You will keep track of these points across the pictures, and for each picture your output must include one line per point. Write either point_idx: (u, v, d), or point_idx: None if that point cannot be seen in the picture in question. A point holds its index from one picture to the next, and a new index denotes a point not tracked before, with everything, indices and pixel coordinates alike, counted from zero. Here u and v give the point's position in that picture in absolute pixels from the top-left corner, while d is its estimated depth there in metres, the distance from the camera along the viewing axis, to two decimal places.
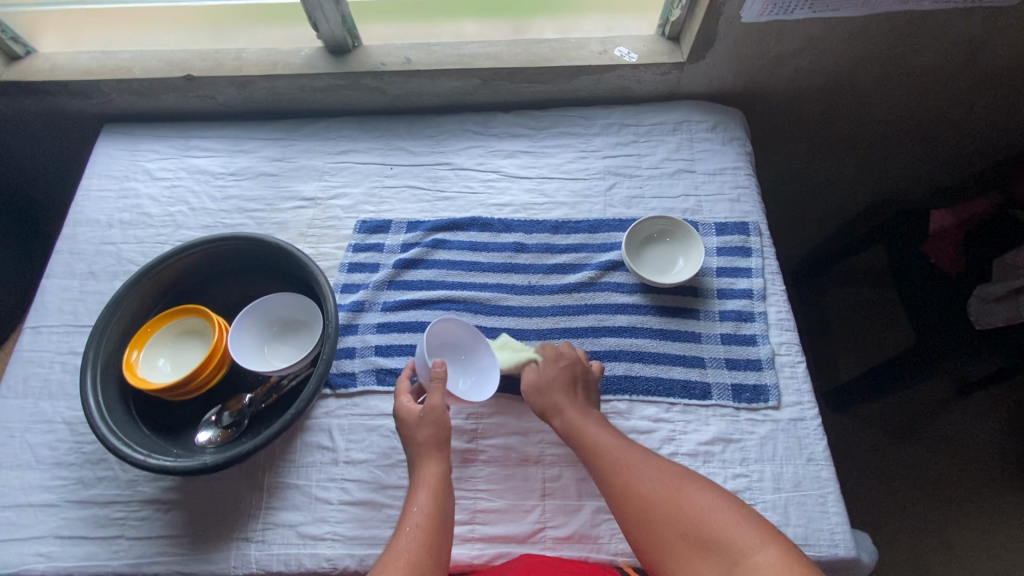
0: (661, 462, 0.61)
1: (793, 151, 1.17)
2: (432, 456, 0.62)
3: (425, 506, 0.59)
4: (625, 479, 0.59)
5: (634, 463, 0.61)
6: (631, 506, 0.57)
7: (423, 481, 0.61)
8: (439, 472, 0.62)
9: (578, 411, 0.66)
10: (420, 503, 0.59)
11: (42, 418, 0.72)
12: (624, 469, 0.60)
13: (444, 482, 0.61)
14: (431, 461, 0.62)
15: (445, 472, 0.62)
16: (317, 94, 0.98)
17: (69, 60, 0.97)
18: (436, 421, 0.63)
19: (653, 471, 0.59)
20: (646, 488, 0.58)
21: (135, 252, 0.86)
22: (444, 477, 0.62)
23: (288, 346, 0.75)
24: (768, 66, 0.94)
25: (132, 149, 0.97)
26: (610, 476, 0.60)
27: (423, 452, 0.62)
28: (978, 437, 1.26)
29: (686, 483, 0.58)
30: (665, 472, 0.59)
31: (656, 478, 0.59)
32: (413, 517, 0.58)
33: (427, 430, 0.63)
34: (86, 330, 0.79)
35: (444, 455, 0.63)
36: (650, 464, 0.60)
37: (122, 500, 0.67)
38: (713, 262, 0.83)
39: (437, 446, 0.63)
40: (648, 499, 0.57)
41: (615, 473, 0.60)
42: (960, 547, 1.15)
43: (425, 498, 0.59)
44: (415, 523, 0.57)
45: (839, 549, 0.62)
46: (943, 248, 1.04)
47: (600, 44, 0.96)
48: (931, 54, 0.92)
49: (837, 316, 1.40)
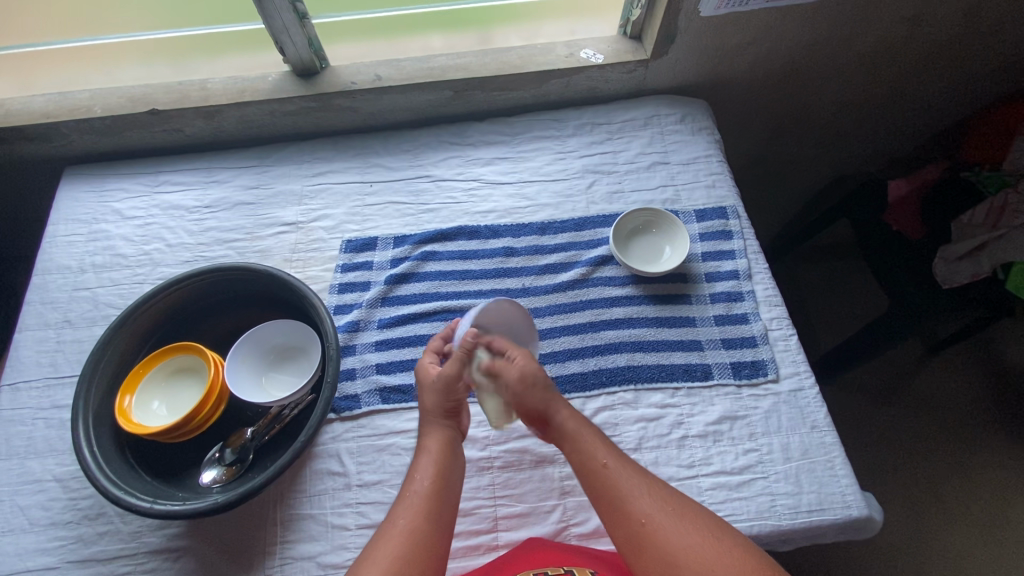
0: (683, 499, 0.56)
1: (757, 135, 1.21)
2: (437, 421, 0.63)
3: (427, 472, 0.58)
4: (645, 513, 0.54)
5: (656, 498, 0.55)
6: (651, 546, 0.52)
7: (426, 447, 0.61)
8: (443, 437, 0.62)
9: (580, 429, 0.61)
10: (423, 468, 0.59)
11: (31, 478, 0.68)
12: (644, 502, 0.54)
13: (449, 447, 0.61)
14: (434, 428, 0.63)
15: (451, 438, 0.62)
16: (288, 118, 0.97)
17: (24, 104, 0.93)
18: (446, 391, 0.63)
19: (678, 511, 0.54)
20: (671, 530, 0.52)
21: (113, 295, 0.83)
22: (450, 443, 0.62)
23: (287, 374, 0.73)
24: (727, 57, 0.98)
25: (100, 190, 0.93)
26: (628, 505, 0.55)
27: (430, 419, 0.63)
28: (952, 392, 1.32)
29: (718, 531, 0.52)
30: (693, 516, 0.54)
31: (683, 520, 0.53)
32: (413, 483, 0.58)
33: (437, 397, 0.63)
34: (69, 381, 0.75)
35: (450, 421, 0.63)
36: (673, 500, 0.55)
37: (128, 554, 0.63)
38: (698, 248, 0.85)
39: (445, 412, 0.63)
40: (670, 542, 0.52)
41: (631, 501, 0.55)
42: (950, 498, 1.20)
43: (428, 464, 0.59)
44: (415, 490, 0.57)
45: (852, 510, 0.64)
46: (904, 215, 1.10)
47: (566, 48, 0.98)
48: (874, 35, 0.98)
49: (811, 291, 1.46)
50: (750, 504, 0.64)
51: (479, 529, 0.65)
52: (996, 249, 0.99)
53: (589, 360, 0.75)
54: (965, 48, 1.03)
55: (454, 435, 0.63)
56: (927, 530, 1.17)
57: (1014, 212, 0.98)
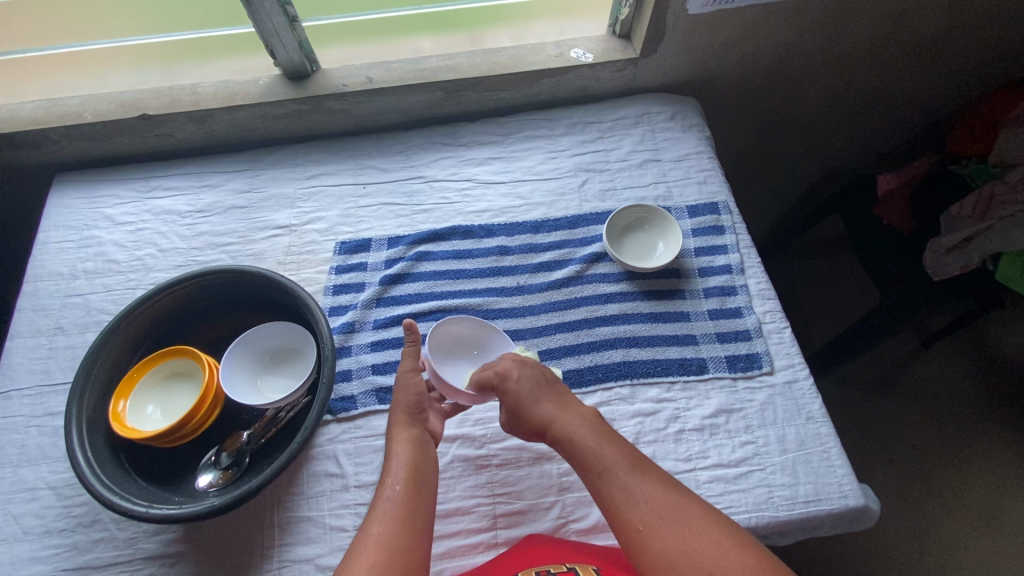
0: (684, 502, 0.55)
1: (748, 132, 1.23)
2: (405, 422, 0.63)
3: (398, 476, 0.59)
4: (643, 521, 0.54)
5: (654, 502, 0.54)
6: (645, 551, 0.52)
7: (395, 450, 0.61)
8: (409, 437, 0.62)
9: (577, 430, 0.61)
10: (393, 473, 0.59)
11: (24, 486, 0.67)
12: (640, 509, 0.54)
13: (418, 445, 0.62)
14: (401, 428, 0.63)
15: (419, 436, 0.63)
16: (280, 121, 0.97)
17: (12, 111, 0.92)
18: (405, 387, 0.66)
19: (677, 516, 0.53)
20: (669, 538, 0.52)
21: (106, 302, 0.82)
22: (417, 442, 0.62)
23: (281, 377, 0.73)
24: (716, 55, 0.99)
25: (90, 197, 0.93)
26: (624, 512, 0.55)
27: (397, 420, 0.64)
28: (947, 384, 1.33)
29: (718, 535, 0.52)
30: (694, 521, 0.53)
31: (680, 525, 0.53)
32: (386, 489, 0.58)
33: (400, 399, 0.65)
34: (62, 388, 0.74)
35: (413, 420, 0.64)
36: (673, 505, 0.54)
37: (123, 561, 0.63)
38: (691, 243, 0.86)
39: (409, 412, 0.64)
40: (668, 549, 0.51)
41: (628, 508, 0.55)
42: (945, 489, 1.20)
43: (398, 468, 0.59)
44: (387, 495, 0.57)
45: (849, 500, 0.64)
46: (892, 209, 1.12)
47: (556, 48, 0.99)
48: (859, 32, 1.00)
49: (804, 286, 1.47)
50: (747, 496, 0.64)
51: (478, 527, 0.64)
52: (985, 241, 1.00)
53: (585, 357, 0.75)
54: (949, 42, 1.05)
55: (421, 432, 0.64)
56: (923, 523, 1.17)
57: (1002, 203, 0.97)
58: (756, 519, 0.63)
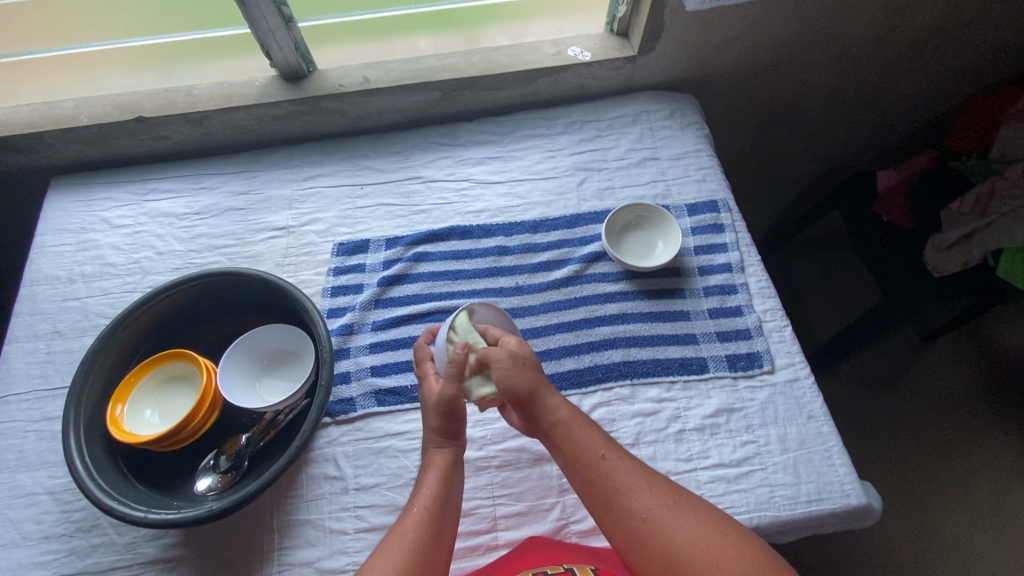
0: (686, 495, 0.55)
1: (747, 129, 1.22)
2: (445, 438, 0.62)
3: (433, 488, 0.58)
4: (645, 508, 0.53)
5: (655, 493, 0.55)
6: (652, 540, 0.52)
7: (433, 463, 0.61)
8: (449, 454, 0.61)
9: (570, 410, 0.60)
10: (429, 485, 0.59)
11: (22, 492, 0.67)
12: (642, 498, 0.54)
13: (454, 465, 0.61)
14: (438, 444, 0.62)
15: (456, 456, 0.62)
16: (276, 122, 0.96)
17: (8, 114, 0.92)
18: (449, 412, 0.61)
19: (679, 507, 0.53)
20: (674, 526, 0.52)
21: (103, 305, 0.82)
22: (455, 460, 0.62)
23: (279, 380, 0.73)
24: (714, 52, 0.99)
25: (87, 200, 0.93)
26: (627, 501, 0.54)
27: (435, 437, 0.62)
28: (948, 380, 1.33)
29: (721, 525, 0.52)
30: (696, 510, 0.53)
31: (684, 515, 0.53)
32: (420, 499, 0.58)
33: (439, 421, 0.61)
34: (60, 393, 0.74)
35: (455, 439, 0.63)
36: (673, 496, 0.55)
37: (122, 565, 0.62)
38: (690, 242, 0.86)
39: (449, 432, 0.62)
40: (673, 537, 0.51)
41: (631, 498, 0.54)
42: (948, 486, 1.20)
43: (434, 479, 0.59)
44: (420, 505, 0.57)
45: (850, 499, 0.63)
46: (893, 206, 1.10)
47: (554, 46, 0.98)
48: (860, 26, 0.99)
49: (805, 284, 1.47)
50: (748, 496, 0.64)
51: (478, 529, 0.64)
52: (986, 236, 0.99)
53: (585, 357, 0.75)
54: (948, 38, 1.05)
55: (457, 451, 0.62)
56: (927, 522, 1.16)
57: (1003, 198, 0.97)
58: (757, 519, 0.63)
